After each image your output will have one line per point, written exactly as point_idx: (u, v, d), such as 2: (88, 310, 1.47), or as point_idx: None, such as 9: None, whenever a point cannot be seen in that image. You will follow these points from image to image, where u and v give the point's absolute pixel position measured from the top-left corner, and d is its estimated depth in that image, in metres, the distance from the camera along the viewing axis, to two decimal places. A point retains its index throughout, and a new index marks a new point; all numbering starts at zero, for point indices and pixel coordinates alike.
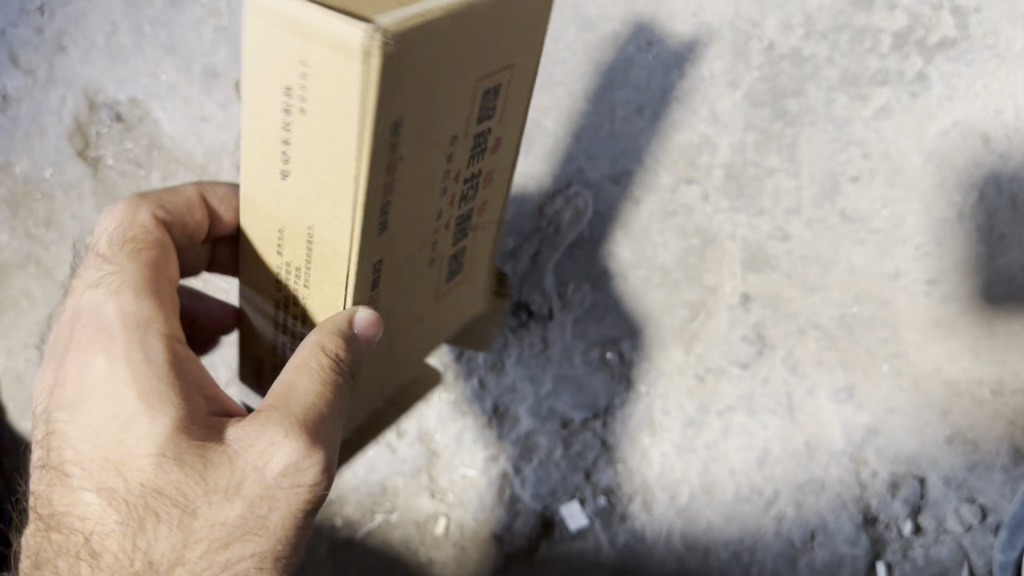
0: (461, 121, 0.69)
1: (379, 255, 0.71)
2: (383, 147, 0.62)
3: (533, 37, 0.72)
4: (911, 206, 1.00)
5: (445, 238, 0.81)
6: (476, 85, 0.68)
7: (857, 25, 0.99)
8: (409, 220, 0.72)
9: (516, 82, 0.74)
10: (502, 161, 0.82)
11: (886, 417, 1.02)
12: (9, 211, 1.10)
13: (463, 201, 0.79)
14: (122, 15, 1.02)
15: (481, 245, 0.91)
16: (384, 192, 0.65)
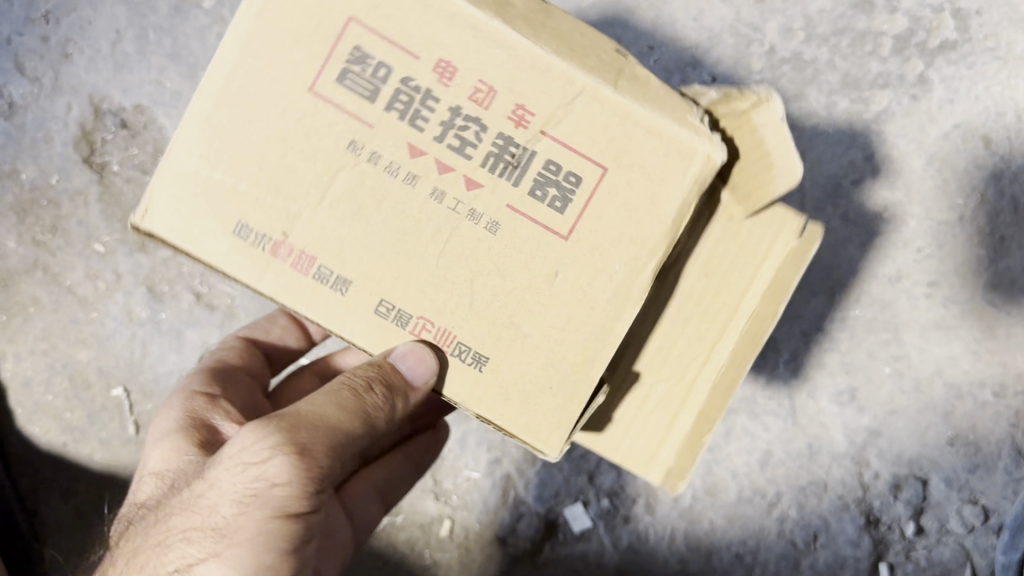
0: (345, 125, 0.56)
1: (384, 291, 0.56)
2: (251, 241, 0.56)
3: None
4: (912, 209, 1.01)
5: (510, 194, 0.56)
6: (334, 93, 0.55)
7: (858, 29, 1.01)
8: (396, 229, 0.56)
9: (399, 7, 0.55)
10: (554, 94, 0.55)
11: (888, 419, 1.03)
12: (14, 218, 1.09)
13: (485, 148, 0.56)
14: (126, 23, 1.06)
15: (604, 135, 0.55)
16: (295, 270, 0.56)
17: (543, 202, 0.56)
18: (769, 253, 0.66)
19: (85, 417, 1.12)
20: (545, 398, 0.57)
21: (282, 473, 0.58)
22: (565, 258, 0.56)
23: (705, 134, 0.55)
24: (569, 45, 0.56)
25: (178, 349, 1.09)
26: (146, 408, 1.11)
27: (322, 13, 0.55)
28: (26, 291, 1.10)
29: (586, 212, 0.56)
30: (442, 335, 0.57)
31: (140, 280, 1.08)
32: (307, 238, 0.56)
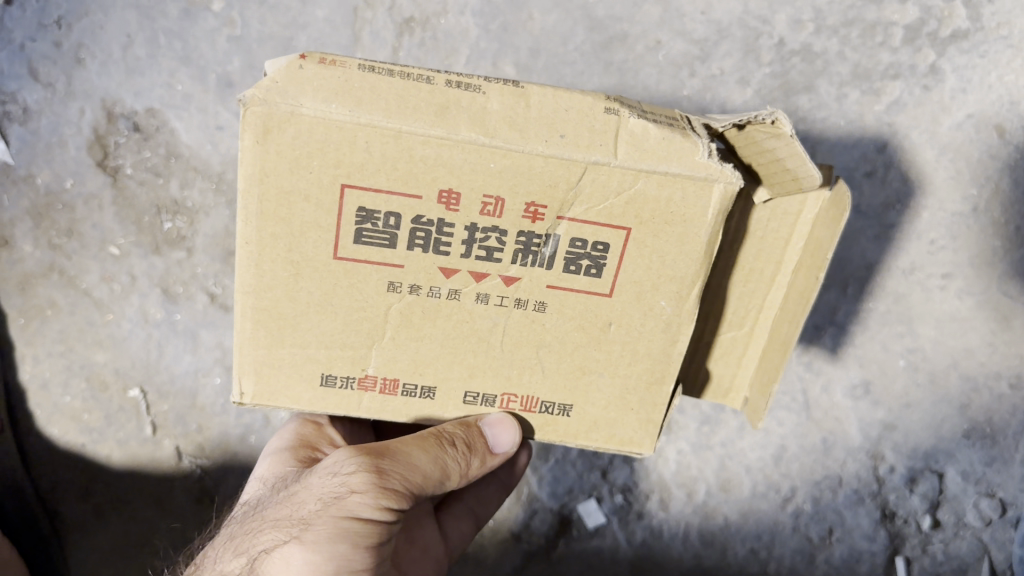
0: (380, 272, 0.60)
1: (463, 385, 0.64)
2: (341, 385, 0.63)
3: (339, 148, 0.56)
4: (925, 200, 1.00)
5: (546, 276, 0.60)
6: (359, 251, 0.59)
7: (868, 19, 0.99)
8: (458, 334, 0.62)
9: (387, 157, 0.56)
10: (560, 177, 0.57)
11: (903, 412, 1.02)
12: (31, 222, 1.09)
13: (510, 248, 0.59)
14: (138, 28, 1.05)
15: (618, 202, 0.58)
16: (386, 394, 0.63)
17: (579, 274, 0.60)
18: (803, 207, 0.65)
19: (102, 418, 1.14)
20: (629, 416, 0.65)
21: (362, 482, 0.62)
22: (613, 308, 0.62)
23: (716, 168, 0.57)
24: (560, 130, 0.57)
25: (193, 350, 1.12)
26: (164, 408, 1.14)
27: (317, 189, 0.57)
28: (40, 294, 1.11)
29: (621, 270, 0.60)
30: (527, 401, 0.64)
31: (154, 282, 1.10)
32: (383, 367, 0.63)
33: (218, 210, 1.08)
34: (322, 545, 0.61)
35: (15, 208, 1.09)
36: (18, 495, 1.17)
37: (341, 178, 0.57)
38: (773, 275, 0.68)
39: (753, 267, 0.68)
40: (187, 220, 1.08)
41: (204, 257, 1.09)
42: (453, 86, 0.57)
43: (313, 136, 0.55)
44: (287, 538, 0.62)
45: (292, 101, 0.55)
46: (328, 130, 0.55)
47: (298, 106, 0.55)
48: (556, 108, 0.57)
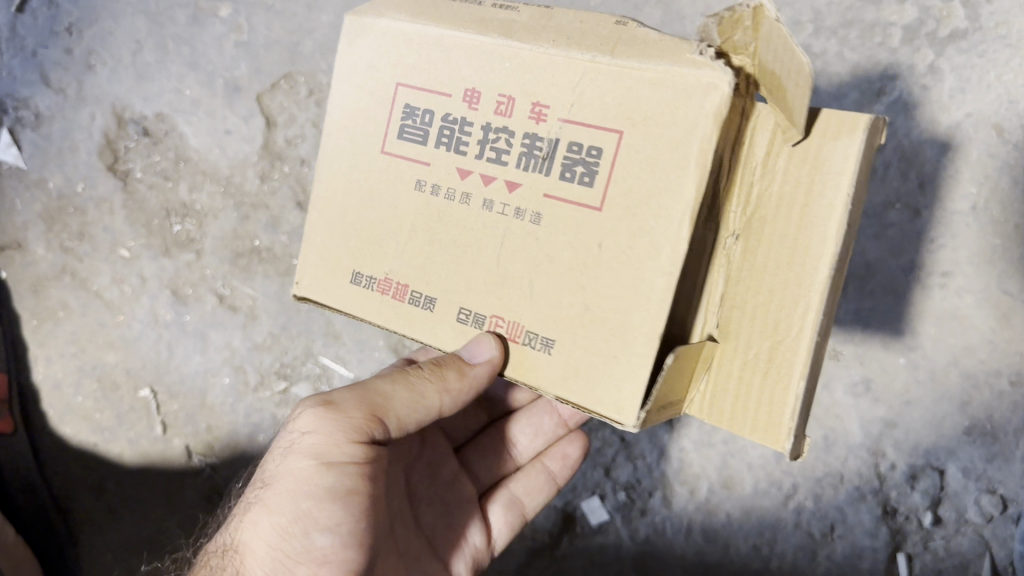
0: (411, 171, 0.62)
1: (460, 299, 0.60)
2: (365, 284, 0.64)
3: (399, 50, 0.63)
4: (924, 199, 1.01)
5: (544, 183, 0.57)
6: (399, 146, 0.63)
7: (866, 20, 1.02)
8: (463, 241, 0.60)
9: (429, 60, 0.62)
10: (562, 73, 0.56)
11: (904, 410, 1.01)
12: (43, 225, 1.13)
13: (516, 151, 0.58)
14: (146, 33, 1.10)
15: (609, 100, 0.55)
16: (395, 298, 0.63)
17: (573, 181, 0.56)
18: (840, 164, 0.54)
19: (114, 417, 1.13)
20: (613, 365, 0.55)
21: (309, 422, 0.64)
22: (602, 227, 0.55)
23: (703, 60, 0.51)
24: (568, 34, 0.57)
25: (204, 350, 1.10)
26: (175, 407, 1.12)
27: (379, 88, 0.64)
28: (50, 295, 1.13)
29: (614, 179, 0.55)
30: (513, 329, 0.58)
31: (164, 284, 1.10)
32: (403, 271, 0.62)
33: (226, 213, 1.08)
34: (280, 497, 0.63)
35: (31, 211, 1.13)
36: (30, 489, 1.15)
37: (399, 75, 0.63)
38: (801, 254, 0.56)
39: (794, 237, 0.56)
40: (196, 223, 1.09)
41: (212, 258, 1.08)
42: (497, 7, 0.62)
43: (382, 41, 0.64)
44: (259, 499, 0.65)
45: (378, 15, 0.64)
46: (396, 36, 0.63)
47: (378, 18, 0.64)
48: (574, 19, 0.58)
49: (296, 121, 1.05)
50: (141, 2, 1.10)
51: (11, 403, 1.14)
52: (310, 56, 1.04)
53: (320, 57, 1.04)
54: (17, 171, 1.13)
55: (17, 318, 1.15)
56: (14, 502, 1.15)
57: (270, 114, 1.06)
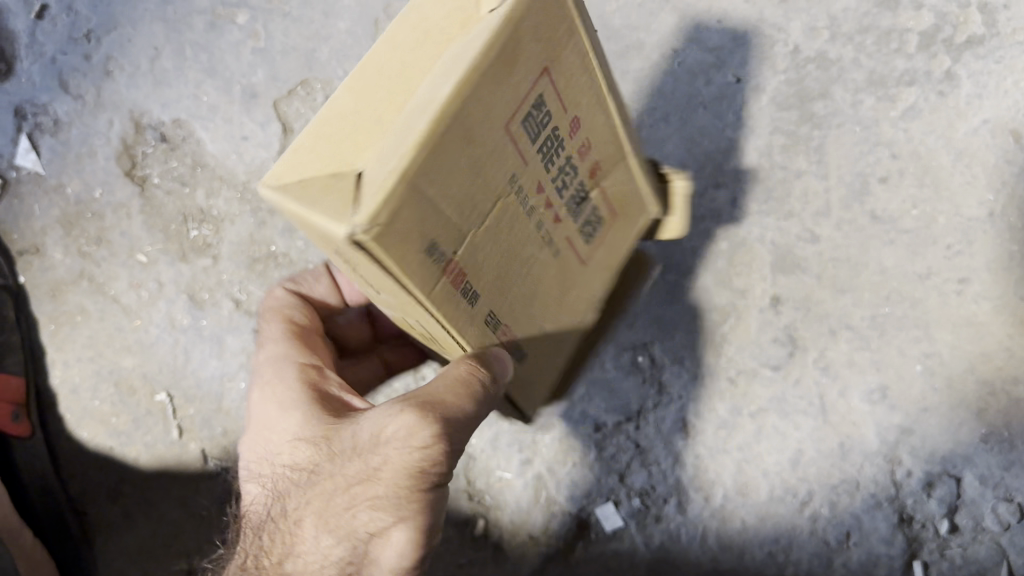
0: (510, 161, 0.60)
1: (490, 301, 0.64)
2: (437, 258, 0.56)
3: (546, 44, 0.60)
4: (941, 206, 1.00)
5: (549, 187, 0.66)
6: (518, 133, 0.60)
7: (882, 26, 1.03)
8: (507, 234, 0.62)
9: (546, 59, 0.61)
10: (591, 114, 0.68)
11: (920, 417, 0.99)
12: (61, 230, 1.13)
13: (558, 171, 0.66)
14: (164, 40, 1.12)
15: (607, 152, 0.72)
16: (456, 283, 0.59)
17: (575, 213, 0.71)
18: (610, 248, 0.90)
19: (130, 421, 1.14)
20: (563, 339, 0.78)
21: (422, 435, 0.61)
22: (583, 271, 0.76)
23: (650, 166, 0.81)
24: (598, 83, 0.67)
25: (219, 355, 1.11)
26: (190, 412, 1.12)
27: (520, 70, 0.58)
28: (67, 300, 1.14)
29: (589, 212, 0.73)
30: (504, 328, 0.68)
31: (181, 289, 1.11)
32: (467, 259, 0.59)
33: (243, 219, 1.10)
34: (410, 515, 0.63)
35: (49, 217, 1.14)
36: (48, 495, 1.14)
37: (544, 61, 0.61)
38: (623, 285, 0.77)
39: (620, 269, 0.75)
40: (213, 229, 1.10)
41: (228, 264, 1.10)
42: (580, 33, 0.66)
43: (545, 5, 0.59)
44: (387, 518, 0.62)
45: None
46: (550, 30, 0.60)
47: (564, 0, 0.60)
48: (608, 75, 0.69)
49: None
50: (160, 10, 1.12)
51: (28, 406, 1.14)
52: (326, 62, 1.06)
53: (335, 65, 1.06)
54: (36, 176, 1.14)
55: (35, 324, 1.15)
56: (29, 504, 1.14)
57: (286, 121, 1.07)
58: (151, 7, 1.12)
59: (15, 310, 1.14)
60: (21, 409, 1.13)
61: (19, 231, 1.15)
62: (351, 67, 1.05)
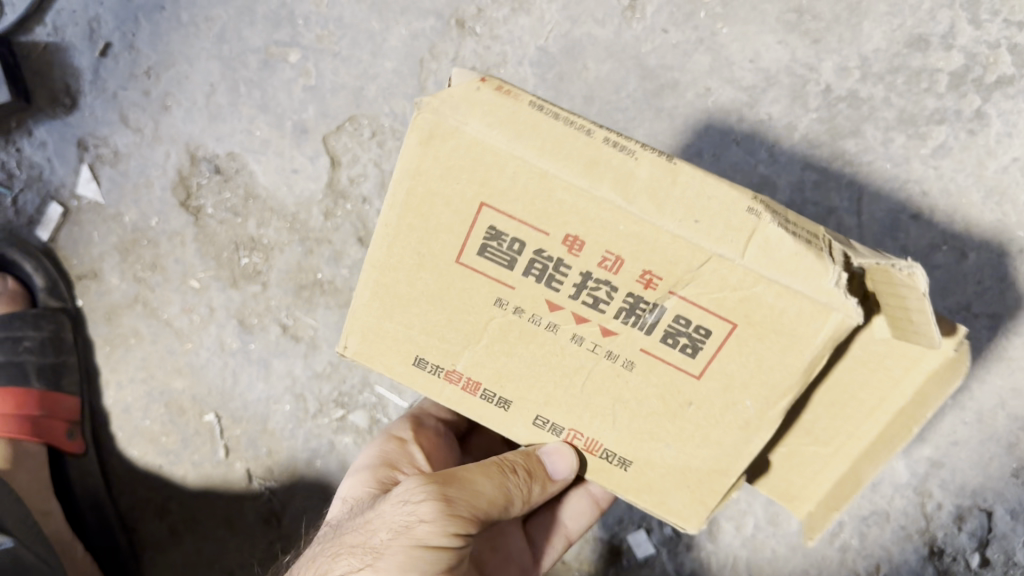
0: (490, 287, 0.61)
1: (538, 409, 0.65)
2: (427, 369, 0.66)
3: (486, 170, 0.57)
4: (971, 242, 1.02)
5: (635, 338, 0.60)
6: (477, 263, 0.60)
7: (913, 66, 1.04)
8: (545, 364, 0.63)
9: (528, 191, 0.56)
10: (642, 246, 0.56)
11: (950, 450, 1.00)
12: (118, 257, 1.19)
13: (616, 304, 0.59)
14: (219, 77, 1.16)
15: (723, 293, 0.56)
16: (466, 391, 0.66)
17: (675, 348, 0.59)
18: (922, 360, 0.61)
19: (178, 440, 1.20)
20: (685, 491, 0.65)
21: (428, 511, 0.65)
22: (696, 393, 0.61)
23: (839, 300, 0.54)
24: (695, 216, 0.55)
25: (266, 378, 1.16)
26: (236, 432, 1.19)
27: (459, 203, 0.58)
28: (120, 322, 1.20)
29: (716, 358, 0.59)
30: (591, 444, 0.65)
31: (231, 314, 1.16)
32: (472, 368, 0.65)
33: (292, 247, 1.15)
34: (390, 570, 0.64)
35: (105, 243, 1.20)
36: (98, 511, 1.19)
37: (495, 188, 0.57)
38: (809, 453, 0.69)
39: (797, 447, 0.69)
40: (263, 256, 1.15)
41: (277, 290, 1.15)
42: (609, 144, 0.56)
43: (470, 153, 0.56)
44: (362, 565, 0.66)
45: (458, 118, 0.56)
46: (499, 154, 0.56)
47: (463, 123, 0.56)
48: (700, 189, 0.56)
49: (359, 162, 1.12)
50: (215, 47, 1.17)
51: (82, 423, 1.19)
52: (373, 99, 1.13)
53: (383, 102, 1.12)
54: (95, 206, 1.20)
55: (90, 344, 1.21)
56: (84, 522, 1.20)
57: (335, 155, 1.13)
58: (206, 45, 1.17)
59: (72, 330, 1.20)
60: (75, 427, 1.18)
61: (78, 256, 1.20)
62: (399, 104, 1.12)
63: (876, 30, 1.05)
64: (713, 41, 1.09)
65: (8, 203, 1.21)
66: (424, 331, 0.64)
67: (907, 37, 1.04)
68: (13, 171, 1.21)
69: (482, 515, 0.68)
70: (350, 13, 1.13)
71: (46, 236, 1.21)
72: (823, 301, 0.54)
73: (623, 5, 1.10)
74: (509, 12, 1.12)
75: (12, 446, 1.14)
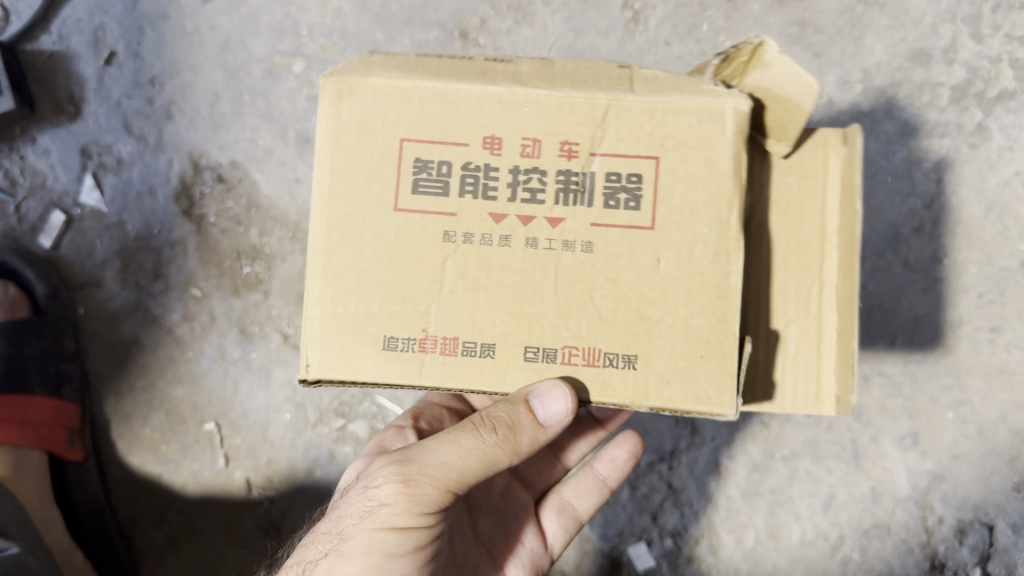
0: (436, 222, 0.60)
1: (524, 339, 0.59)
2: (402, 347, 0.59)
3: (399, 108, 0.60)
4: (972, 255, 1.02)
5: (590, 215, 0.60)
6: (417, 202, 0.60)
7: (914, 80, 1.05)
8: (513, 283, 0.59)
9: (435, 112, 0.60)
10: (549, 118, 0.60)
11: (952, 464, 1.00)
12: (120, 264, 1.19)
13: (552, 189, 0.60)
14: (223, 86, 1.19)
15: (642, 133, 0.59)
16: (446, 354, 0.59)
17: (620, 210, 0.59)
18: (827, 169, 0.65)
19: (179, 449, 1.18)
20: (701, 366, 0.58)
21: (386, 495, 0.65)
22: (662, 246, 0.59)
23: (726, 93, 0.59)
24: (581, 83, 0.61)
25: (266, 387, 1.16)
26: (237, 441, 1.18)
27: (378, 146, 0.60)
28: (120, 330, 1.19)
29: (659, 203, 0.59)
30: (590, 354, 0.59)
31: (232, 322, 1.16)
32: (445, 324, 0.59)
33: (293, 256, 1.15)
34: (357, 554, 0.67)
35: (108, 251, 1.20)
36: (98, 520, 1.18)
37: (403, 131, 0.60)
38: (792, 318, 0.64)
39: (778, 306, 0.64)
40: (265, 265, 1.15)
41: (279, 299, 1.15)
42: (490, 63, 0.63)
43: (378, 101, 0.60)
44: (329, 551, 0.68)
45: (360, 72, 0.61)
46: (394, 93, 0.60)
47: (365, 75, 0.60)
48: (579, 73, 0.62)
49: None
50: (219, 56, 1.19)
51: (83, 432, 1.18)
52: None
53: None
54: (99, 215, 1.20)
55: (89, 353, 1.20)
56: (83, 532, 1.18)
57: None
58: (210, 54, 1.19)
59: (73, 339, 1.19)
60: (75, 434, 1.17)
61: (80, 265, 1.20)
62: None
63: (878, 43, 1.06)
64: (716, 53, 1.09)
65: (10, 211, 1.21)
66: (388, 304, 0.60)
67: (910, 50, 1.05)
68: (16, 178, 1.21)
69: (448, 488, 0.65)
70: (354, 24, 1.17)
71: (48, 244, 1.21)
72: (710, 98, 0.59)
73: (627, 17, 1.11)
74: (513, 23, 1.13)
75: (14, 453, 1.13)
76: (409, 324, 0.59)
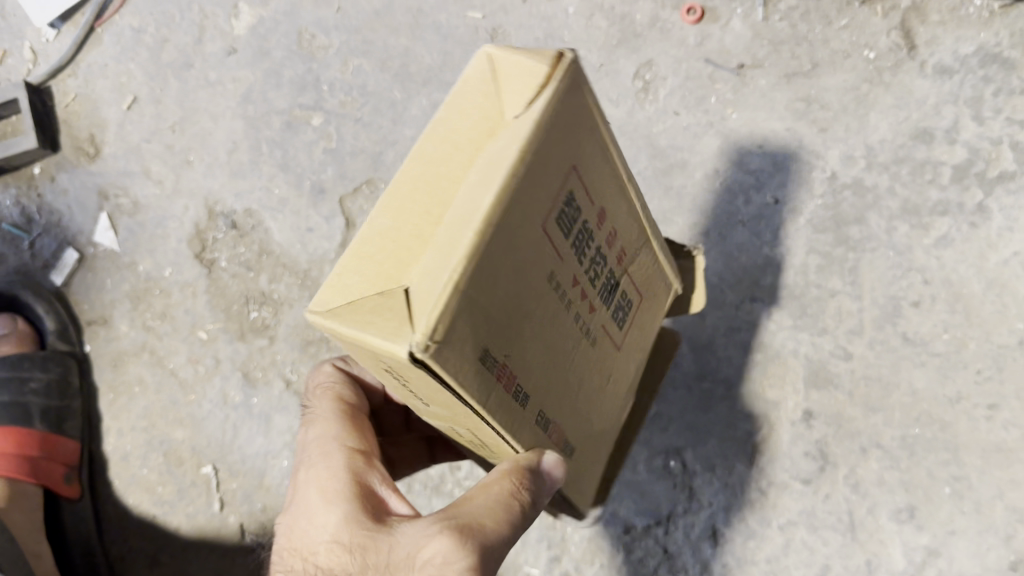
0: (553, 257, 0.51)
1: (542, 401, 0.56)
2: (489, 368, 0.48)
3: (582, 130, 0.52)
4: (971, 332, 1.03)
5: (604, 314, 0.62)
6: (554, 226, 0.51)
7: (917, 158, 1.08)
8: (558, 350, 0.56)
9: (592, 160, 0.54)
10: (628, 221, 0.61)
11: (948, 540, 0.99)
12: (129, 304, 1.21)
13: (601, 281, 0.60)
14: (243, 135, 1.22)
15: (647, 272, 0.68)
16: (506, 392, 0.51)
17: (615, 319, 0.64)
18: None
19: (175, 491, 1.16)
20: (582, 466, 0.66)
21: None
22: (611, 359, 0.67)
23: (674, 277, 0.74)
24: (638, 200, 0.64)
25: (265, 433, 1.15)
26: (233, 487, 1.15)
27: (561, 151, 0.50)
28: (125, 370, 1.20)
29: (629, 327, 0.68)
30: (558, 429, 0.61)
31: (236, 366, 1.17)
32: (517, 361, 0.51)
33: (301, 303, 1.16)
34: None
35: (118, 291, 1.21)
36: (88, 558, 1.13)
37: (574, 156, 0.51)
38: None
39: None
40: (272, 311, 1.16)
41: (283, 345, 1.15)
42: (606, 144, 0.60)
43: (580, 113, 0.51)
44: None
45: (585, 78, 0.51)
46: (586, 116, 0.52)
47: (586, 80, 0.51)
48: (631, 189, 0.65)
49: None
50: (241, 107, 1.23)
51: (79, 469, 1.17)
52: (390, 164, 1.17)
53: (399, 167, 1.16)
54: (111, 254, 1.22)
55: (94, 391, 1.21)
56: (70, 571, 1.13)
57: (350, 217, 1.16)
58: (231, 104, 1.23)
59: (79, 376, 1.20)
60: (72, 472, 1.16)
61: (90, 302, 1.22)
62: None
63: (882, 121, 1.10)
64: (723, 125, 1.13)
65: (25, 247, 1.24)
66: (496, 311, 0.47)
67: (913, 130, 1.09)
68: (32, 215, 1.25)
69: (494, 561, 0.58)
70: (373, 81, 1.20)
71: (60, 281, 1.23)
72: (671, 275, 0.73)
73: (637, 86, 1.16)
74: None
75: (9, 485, 1.11)
76: (499, 344, 0.48)
